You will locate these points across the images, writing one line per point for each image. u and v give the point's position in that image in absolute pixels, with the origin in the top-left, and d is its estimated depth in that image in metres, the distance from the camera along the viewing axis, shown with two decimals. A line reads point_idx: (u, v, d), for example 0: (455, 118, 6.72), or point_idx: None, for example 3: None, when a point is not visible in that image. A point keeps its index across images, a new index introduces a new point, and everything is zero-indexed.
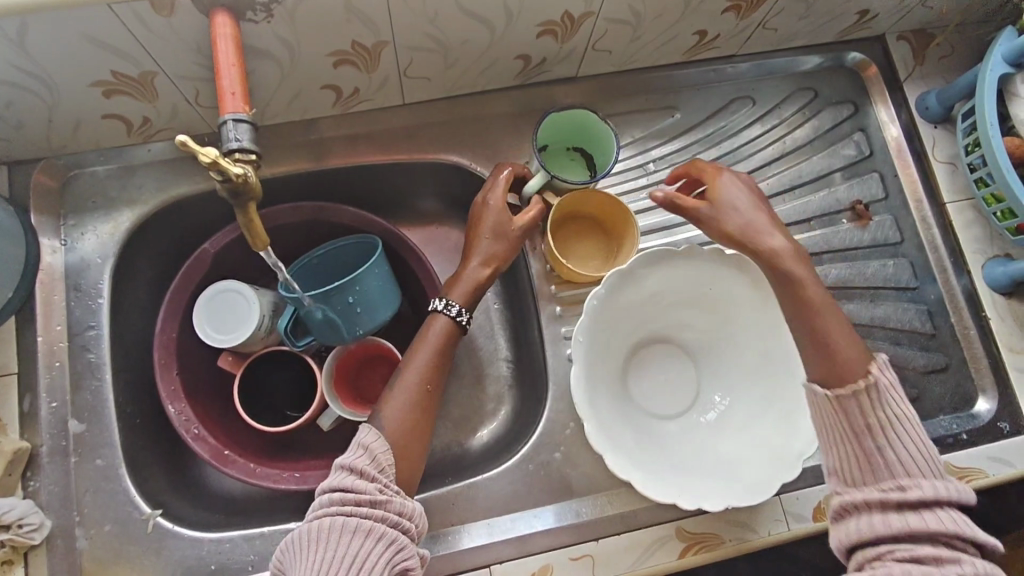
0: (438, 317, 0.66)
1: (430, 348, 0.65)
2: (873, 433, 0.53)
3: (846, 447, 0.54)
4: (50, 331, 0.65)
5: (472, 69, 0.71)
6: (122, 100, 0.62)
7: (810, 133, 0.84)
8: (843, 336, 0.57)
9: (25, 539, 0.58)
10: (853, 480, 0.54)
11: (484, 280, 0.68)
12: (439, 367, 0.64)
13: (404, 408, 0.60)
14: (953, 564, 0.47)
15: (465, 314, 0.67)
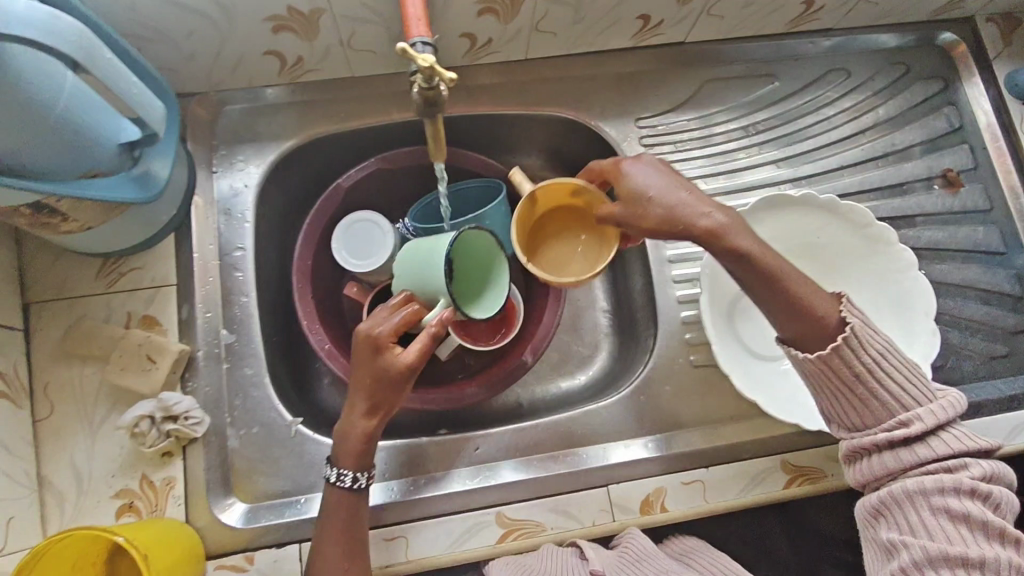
0: (331, 488, 0.61)
1: (339, 517, 0.60)
2: (858, 385, 0.55)
3: (836, 399, 0.57)
4: (203, 249, 0.70)
5: (596, 27, 0.76)
6: (287, 37, 0.66)
7: (904, 104, 0.88)
8: (819, 301, 0.56)
9: (190, 431, 0.62)
10: (856, 425, 0.57)
11: (371, 431, 0.60)
12: (355, 526, 0.60)
13: (337, 565, 0.59)
14: (963, 469, 0.53)
15: (364, 476, 0.61)
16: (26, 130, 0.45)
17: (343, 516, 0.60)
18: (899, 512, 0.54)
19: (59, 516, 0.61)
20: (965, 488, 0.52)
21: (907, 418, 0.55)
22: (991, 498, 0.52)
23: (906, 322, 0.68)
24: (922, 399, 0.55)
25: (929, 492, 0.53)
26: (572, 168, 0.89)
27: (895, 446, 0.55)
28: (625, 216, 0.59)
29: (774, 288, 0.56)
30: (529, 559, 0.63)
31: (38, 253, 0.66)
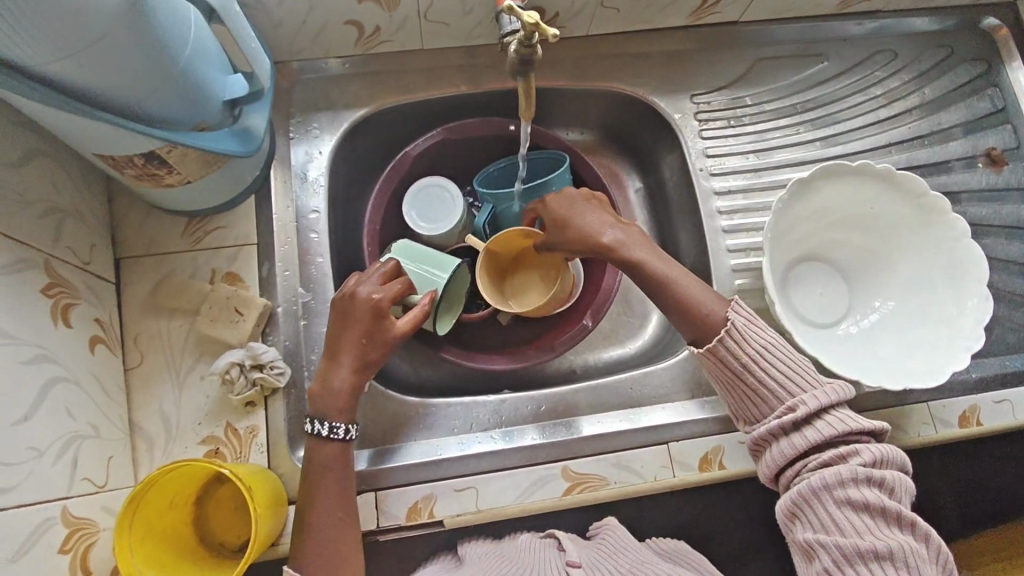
0: (324, 445, 0.59)
1: (328, 481, 0.58)
2: (752, 375, 0.56)
3: (731, 392, 0.58)
4: (282, 210, 0.72)
5: (658, 3, 0.79)
6: (368, 6, 0.69)
7: (950, 85, 0.90)
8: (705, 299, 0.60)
9: (274, 380, 0.65)
10: (755, 418, 0.57)
11: (354, 385, 0.61)
12: (345, 493, 0.59)
13: (335, 534, 0.57)
14: (854, 456, 0.52)
15: (350, 428, 0.60)
16: (157, 77, 0.49)
17: (334, 479, 0.59)
18: (809, 510, 0.52)
19: (149, 460, 0.63)
20: (859, 476, 0.51)
21: (795, 403, 0.54)
22: (886, 485, 0.51)
23: (962, 287, 0.70)
24: (788, 391, 0.55)
25: (832, 485, 0.51)
26: (624, 145, 0.92)
27: (792, 435, 0.54)
28: (557, 240, 0.67)
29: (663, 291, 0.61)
30: (507, 552, 0.64)
31: (128, 210, 0.69)
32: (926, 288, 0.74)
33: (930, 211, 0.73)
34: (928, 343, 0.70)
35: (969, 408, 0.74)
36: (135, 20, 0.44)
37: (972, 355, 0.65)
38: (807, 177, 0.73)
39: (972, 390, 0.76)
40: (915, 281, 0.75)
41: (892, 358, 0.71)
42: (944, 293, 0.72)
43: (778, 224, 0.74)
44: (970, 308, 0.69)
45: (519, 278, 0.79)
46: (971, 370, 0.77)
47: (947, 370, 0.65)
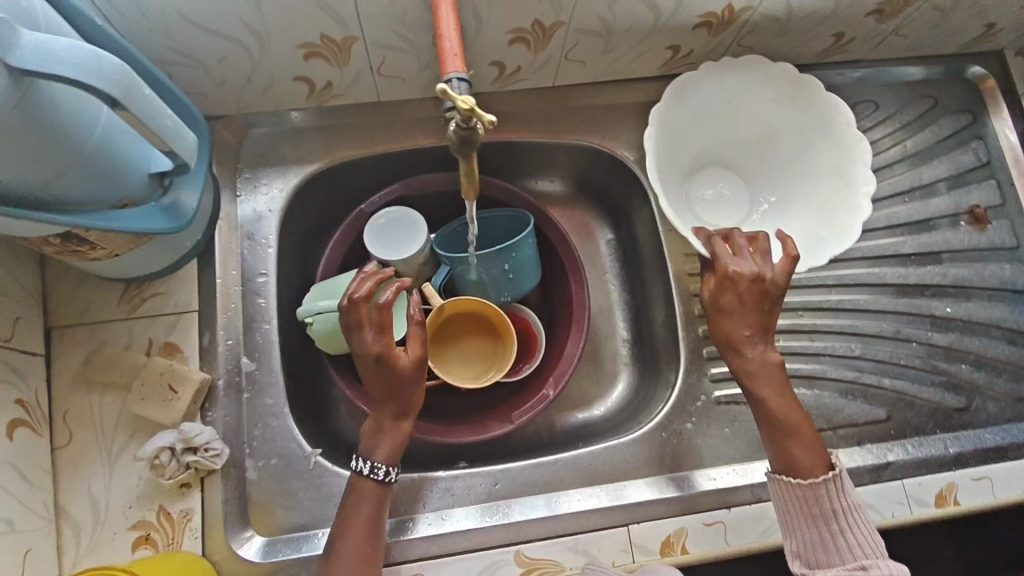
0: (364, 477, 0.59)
1: (369, 507, 0.58)
2: (832, 522, 0.55)
3: (798, 513, 0.57)
4: (227, 275, 0.69)
5: (626, 56, 0.75)
6: (317, 63, 0.66)
7: (932, 137, 0.86)
8: (808, 455, 0.58)
9: (209, 463, 0.61)
10: (816, 561, 0.55)
11: (405, 431, 0.60)
12: (379, 520, 0.58)
13: (354, 552, 0.56)
14: None
15: (393, 472, 0.59)
16: (61, 163, 0.45)
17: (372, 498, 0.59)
18: None
19: (75, 547, 0.59)
20: None
21: (864, 564, 0.52)
22: None
23: (840, 177, 0.72)
24: (861, 555, 0.53)
25: None
26: (594, 196, 0.89)
27: None
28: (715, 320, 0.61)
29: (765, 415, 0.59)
30: None
31: (62, 277, 0.66)
32: (809, 155, 0.75)
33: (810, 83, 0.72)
34: (828, 208, 0.72)
35: (946, 486, 0.71)
36: (24, 110, 0.40)
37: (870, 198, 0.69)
38: (680, 79, 0.72)
39: (947, 467, 0.72)
40: (796, 150, 0.76)
41: (801, 241, 0.73)
42: (824, 165, 0.74)
43: (659, 157, 0.73)
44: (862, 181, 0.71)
45: (464, 344, 0.75)
46: (947, 445, 0.74)
47: (849, 241, 0.69)
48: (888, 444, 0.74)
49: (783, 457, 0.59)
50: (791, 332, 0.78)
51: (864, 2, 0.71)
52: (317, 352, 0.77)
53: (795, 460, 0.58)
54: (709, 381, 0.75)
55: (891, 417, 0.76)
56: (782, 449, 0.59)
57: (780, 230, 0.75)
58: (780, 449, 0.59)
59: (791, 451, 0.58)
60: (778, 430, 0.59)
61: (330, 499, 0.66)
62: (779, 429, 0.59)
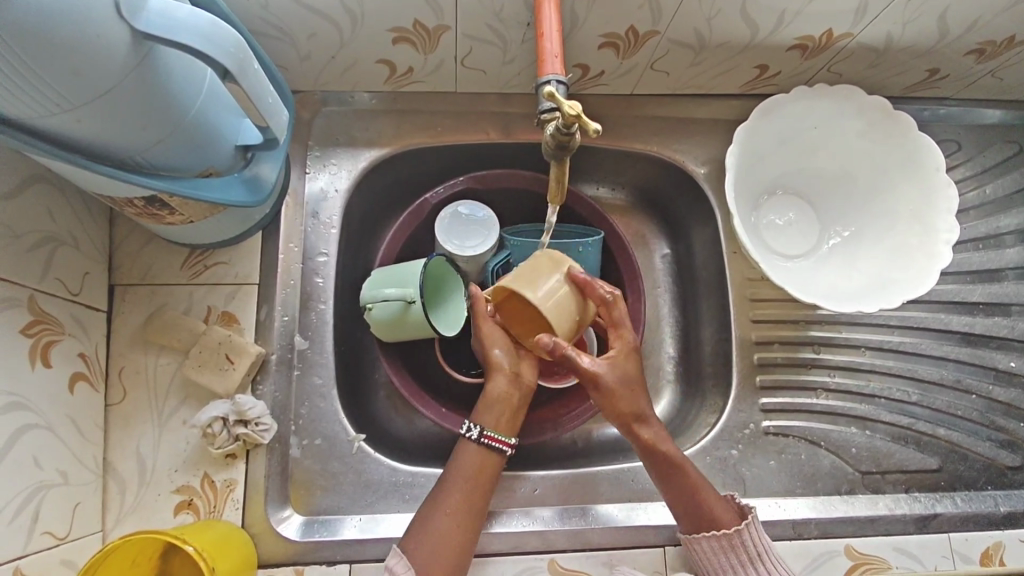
0: (466, 442, 0.61)
1: (461, 474, 0.60)
2: (757, 565, 0.59)
3: (725, 563, 0.60)
4: (288, 250, 0.69)
5: (711, 72, 0.73)
6: (404, 48, 0.65)
7: (1013, 185, 0.83)
8: (723, 508, 0.61)
9: (257, 436, 0.61)
10: None
11: (507, 397, 0.63)
12: (472, 497, 0.58)
13: (444, 524, 0.57)
14: None
15: (477, 428, 0.61)
16: (161, 129, 0.45)
17: (459, 470, 0.60)
18: None
19: (119, 505, 0.60)
20: None
21: None
22: None
23: (923, 218, 0.70)
24: None
25: None
26: (654, 208, 0.87)
27: None
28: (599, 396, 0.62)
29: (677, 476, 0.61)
30: None
31: (130, 235, 0.66)
32: (891, 192, 0.73)
33: (906, 120, 0.70)
34: (903, 250, 0.70)
35: (993, 545, 0.69)
36: (141, 74, 0.40)
37: (952, 246, 0.67)
38: (769, 101, 0.70)
39: (995, 525, 0.71)
40: (878, 186, 0.73)
41: (872, 280, 0.70)
42: (906, 208, 0.71)
43: (737, 173, 0.71)
44: (943, 227, 0.68)
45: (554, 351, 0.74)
46: (997, 503, 0.72)
47: (925, 284, 0.66)
48: (936, 496, 0.72)
49: (687, 515, 0.61)
50: (847, 370, 0.77)
51: (967, 41, 0.69)
52: (365, 336, 0.77)
53: (710, 514, 0.61)
54: (759, 412, 0.75)
55: (942, 468, 0.74)
56: (687, 513, 0.61)
57: (850, 266, 0.72)
58: (685, 514, 0.61)
59: (695, 509, 0.61)
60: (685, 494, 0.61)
61: (370, 486, 0.66)
62: (679, 493, 0.61)
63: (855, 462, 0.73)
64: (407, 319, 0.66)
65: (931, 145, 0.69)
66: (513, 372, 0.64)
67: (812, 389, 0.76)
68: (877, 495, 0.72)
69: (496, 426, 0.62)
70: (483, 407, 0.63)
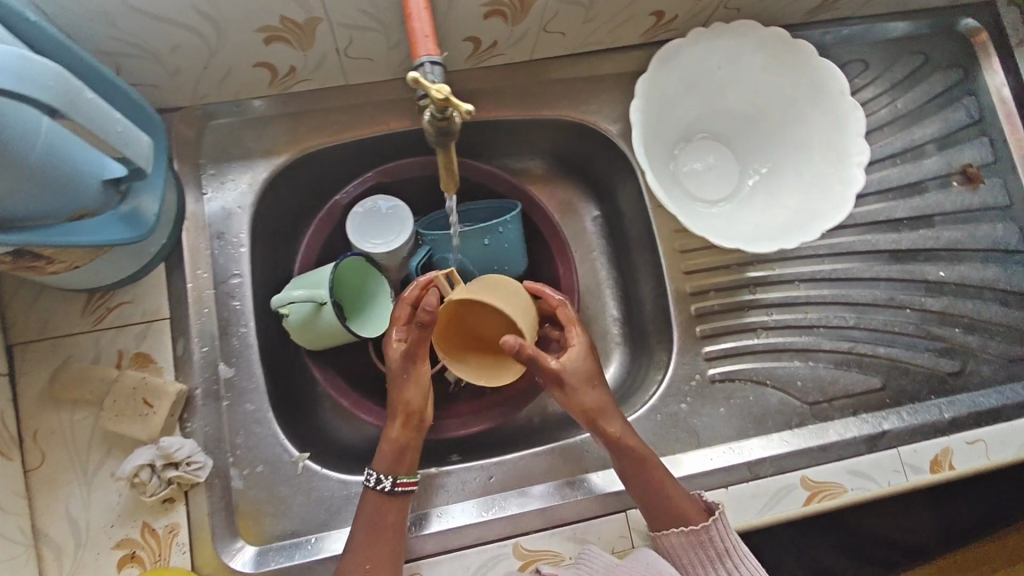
0: (369, 492, 0.60)
1: (369, 525, 0.59)
2: (725, 561, 0.59)
3: (695, 560, 0.60)
4: (196, 278, 0.66)
5: (607, 26, 0.71)
6: (279, 47, 0.61)
7: (924, 96, 0.83)
8: (688, 504, 0.61)
9: (192, 476, 0.59)
10: None
11: (404, 441, 0.62)
12: (380, 550, 0.57)
13: None
14: None
15: (386, 480, 0.60)
16: (6, 179, 0.42)
17: (365, 527, 0.58)
18: None
19: (57, 571, 0.57)
20: None
21: None
22: None
23: (836, 145, 0.69)
24: None
25: None
26: (577, 172, 0.85)
27: None
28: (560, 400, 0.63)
29: (642, 472, 0.62)
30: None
31: (20, 290, 0.62)
32: (802, 122, 0.72)
33: (807, 48, 0.68)
34: (821, 179, 0.70)
35: (941, 452, 0.71)
36: None
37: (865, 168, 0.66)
38: (668, 47, 0.68)
39: (942, 432, 0.72)
40: (790, 118, 0.72)
41: (793, 214, 0.69)
42: (818, 137, 0.70)
43: (646, 126, 0.70)
44: (855, 150, 0.68)
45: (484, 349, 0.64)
46: (941, 410, 0.74)
47: (842, 211, 0.66)
48: (883, 413, 0.74)
49: (653, 513, 0.61)
50: (784, 305, 0.77)
51: None
52: (298, 350, 0.74)
53: (677, 511, 0.61)
54: (703, 361, 0.75)
55: (886, 386, 0.75)
56: (655, 511, 0.61)
57: (770, 203, 0.72)
58: (652, 511, 0.61)
59: (661, 508, 0.61)
60: (648, 492, 0.61)
61: (322, 505, 0.64)
62: (643, 487, 0.62)
63: (803, 395, 0.74)
64: (317, 321, 0.64)
65: (834, 69, 0.68)
66: (416, 418, 0.62)
67: (753, 330, 0.76)
68: (826, 423, 0.73)
69: (404, 472, 0.62)
70: (391, 454, 0.62)
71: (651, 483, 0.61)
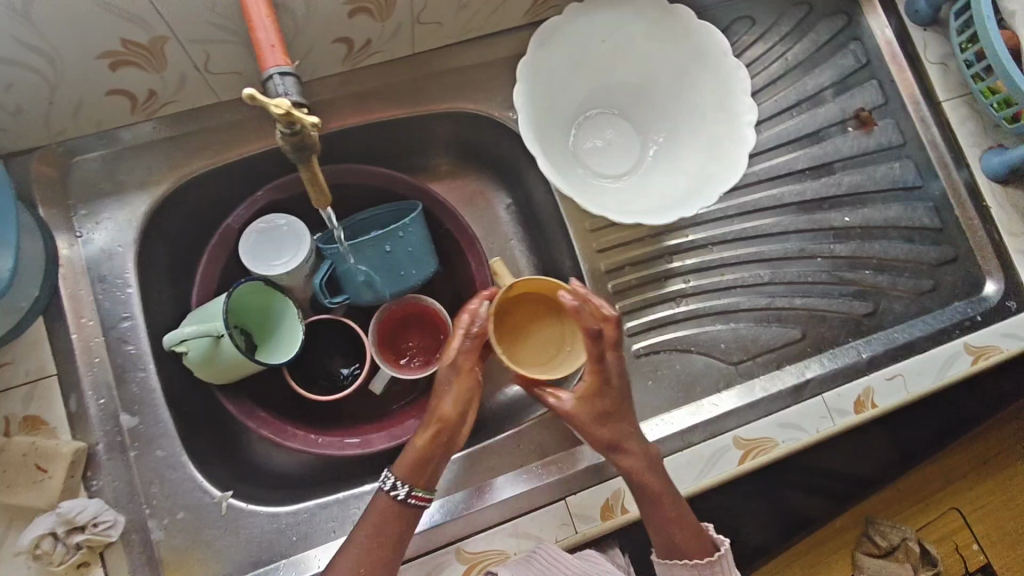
0: (384, 495, 0.58)
1: (375, 524, 0.57)
2: None
3: None
4: (82, 327, 0.62)
5: (483, 10, 0.69)
6: (130, 72, 0.58)
7: (811, 46, 0.84)
8: (695, 541, 0.62)
9: (103, 537, 0.56)
10: None
11: (424, 448, 0.59)
12: (380, 547, 0.56)
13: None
14: None
15: (403, 489, 0.57)
16: None
17: (373, 521, 0.57)
18: None
19: None
20: None
21: None
22: None
23: (725, 105, 0.69)
24: None
25: None
26: (483, 162, 0.83)
27: None
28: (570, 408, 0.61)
29: (654, 504, 0.61)
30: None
31: None
32: (692, 86, 0.71)
33: (684, 10, 0.67)
34: (716, 141, 0.70)
35: (863, 392, 0.73)
36: None
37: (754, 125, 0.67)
38: (545, 27, 0.66)
39: (863, 372, 0.74)
40: (679, 83, 0.72)
41: (693, 179, 0.69)
42: (708, 99, 0.70)
43: (535, 109, 0.68)
44: (743, 109, 0.68)
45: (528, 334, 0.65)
46: (860, 351, 0.76)
47: (736, 172, 0.66)
48: (806, 362, 0.76)
49: (664, 546, 0.62)
50: (700, 270, 0.77)
51: None
52: None
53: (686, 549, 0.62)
54: (627, 336, 0.75)
55: (806, 335, 0.77)
56: (664, 539, 0.62)
57: (670, 171, 0.72)
58: (659, 540, 0.62)
59: (671, 541, 0.62)
60: (658, 530, 0.62)
61: (252, 543, 0.61)
62: (659, 522, 0.61)
63: (727, 356, 0.75)
64: (217, 355, 0.61)
65: (712, 29, 0.67)
66: (447, 426, 0.60)
67: (672, 299, 0.76)
68: (752, 380, 0.74)
69: (421, 483, 0.59)
70: (411, 463, 0.59)
71: (668, 524, 0.61)
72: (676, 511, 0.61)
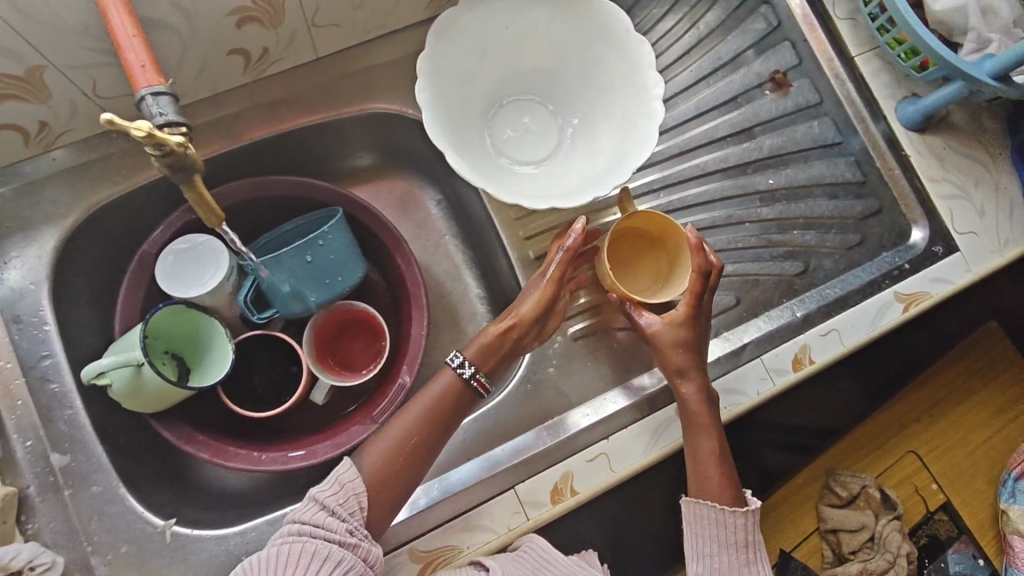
0: (450, 373, 0.64)
1: (422, 411, 0.63)
2: (748, 552, 0.64)
3: (723, 544, 0.64)
4: (0, 370, 0.61)
5: (381, 7, 0.68)
6: (13, 105, 0.56)
7: (721, 12, 0.84)
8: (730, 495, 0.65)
9: None
10: None
11: (501, 339, 0.66)
12: (425, 433, 0.62)
13: (389, 454, 0.60)
14: None
15: (470, 370, 0.64)
16: None
17: (428, 407, 0.63)
18: None
19: None
20: None
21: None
22: None
23: (632, 81, 0.69)
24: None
25: None
26: (409, 161, 0.83)
27: None
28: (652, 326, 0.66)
29: (693, 434, 0.66)
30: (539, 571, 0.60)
31: None
32: (599, 65, 0.71)
33: None
34: (627, 117, 0.70)
35: (799, 349, 0.74)
36: None
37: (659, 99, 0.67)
38: (442, 19, 0.65)
39: (798, 331, 0.75)
40: (587, 63, 0.72)
41: (609, 158, 0.69)
42: (616, 76, 0.70)
43: (443, 103, 0.68)
44: (648, 83, 0.68)
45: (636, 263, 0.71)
46: (794, 310, 0.77)
47: (646, 147, 0.67)
48: (742, 327, 0.77)
49: (702, 485, 0.65)
50: None
51: None
52: None
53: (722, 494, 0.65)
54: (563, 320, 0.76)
55: (741, 300, 0.78)
56: (702, 475, 0.65)
57: (587, 152, 0.72)
58: (696, 478, 0.66)
59: (705, 478, 0.65)
60: (693, 463, 0.66)
61: (199, 568, 0.61)
62: (698, 456, 0.66)
63: None
64: (140, 386, 0.60)
65: (610, 6, 0.67)
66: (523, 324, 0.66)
67: None
68: None
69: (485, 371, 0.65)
70: (483, 350, 0.66)
71: (705, 458, 0.65)
72: (710, 449, 0.65)
